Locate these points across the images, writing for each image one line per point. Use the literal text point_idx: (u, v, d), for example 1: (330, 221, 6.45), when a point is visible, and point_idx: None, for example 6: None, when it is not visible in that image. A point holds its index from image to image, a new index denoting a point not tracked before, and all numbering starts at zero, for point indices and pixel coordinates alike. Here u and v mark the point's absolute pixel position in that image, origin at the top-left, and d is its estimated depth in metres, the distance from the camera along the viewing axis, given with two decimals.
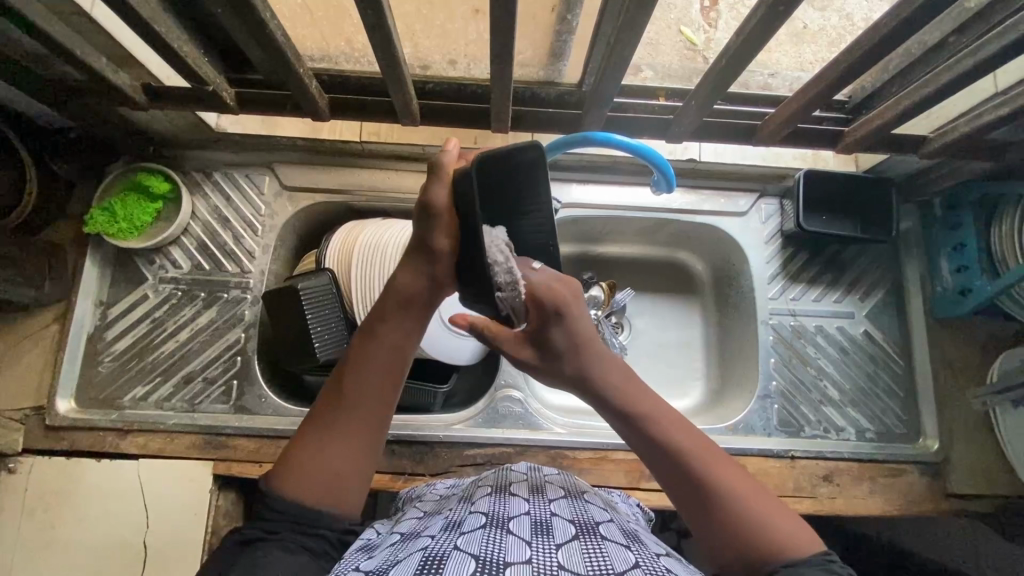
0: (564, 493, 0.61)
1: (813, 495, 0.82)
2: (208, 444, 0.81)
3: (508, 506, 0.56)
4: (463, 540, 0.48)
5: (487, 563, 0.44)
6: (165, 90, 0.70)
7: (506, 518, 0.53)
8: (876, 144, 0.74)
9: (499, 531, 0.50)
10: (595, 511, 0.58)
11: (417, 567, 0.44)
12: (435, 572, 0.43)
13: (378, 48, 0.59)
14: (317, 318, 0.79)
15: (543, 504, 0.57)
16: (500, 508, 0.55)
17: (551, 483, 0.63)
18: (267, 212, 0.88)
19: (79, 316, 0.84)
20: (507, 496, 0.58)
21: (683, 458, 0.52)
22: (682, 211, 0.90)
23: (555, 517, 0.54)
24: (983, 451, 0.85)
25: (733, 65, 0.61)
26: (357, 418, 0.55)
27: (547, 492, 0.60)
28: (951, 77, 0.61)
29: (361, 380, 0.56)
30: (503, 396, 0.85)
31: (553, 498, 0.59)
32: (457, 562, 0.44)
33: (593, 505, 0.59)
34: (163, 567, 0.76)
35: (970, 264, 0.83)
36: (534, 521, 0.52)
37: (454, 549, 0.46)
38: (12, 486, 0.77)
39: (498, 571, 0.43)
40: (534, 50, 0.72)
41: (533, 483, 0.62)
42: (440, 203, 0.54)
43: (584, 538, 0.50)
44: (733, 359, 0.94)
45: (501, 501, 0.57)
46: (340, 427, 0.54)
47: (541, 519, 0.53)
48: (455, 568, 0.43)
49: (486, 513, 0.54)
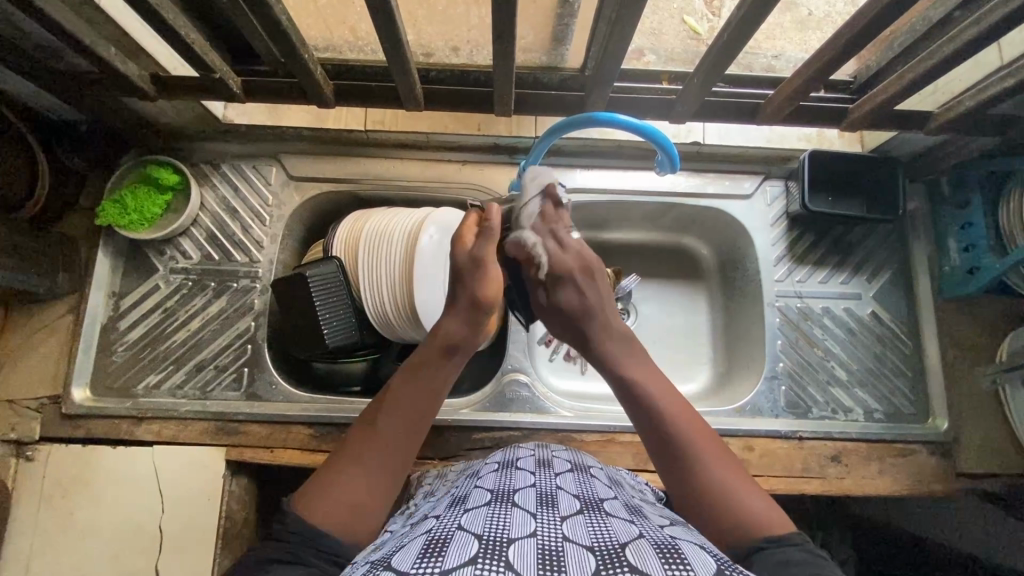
0: (569, 467, 0.62)
1: (822, 475, 0.82)
2: (220, 431, 0.83)
3: (513, 480, 0.57)
4: (467, 519, 0.48)
5: (490, 541, 0.44)
6: (172, 81, 0.71)
7: (510, 493, 0.53)
8: (882, 121, 0.73)
9: (503, 507, 0.50)
10: (601, 486, 0.58)
11: (420, 548, 0.45)
12: (439, 553, 0.43)
13: (382, 33, 0.59)
14: (326, 304, 0.80)
15: (548, 478, 0.58)
16: (505, 483, 0.56)
17: (557, 458, 0.64)
18: (275, 202, 0.89)
19: (93, 306, 0.85)
20: (513, 470, 0.59)
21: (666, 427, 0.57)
22: (687, 194, 0.90)
23: (560, 491, 0.55)
24: (994, 429, 0.85)
25: (733, 45, 0.61)
26: (386, 453, 0.57)
27: (552, 466, 0.61)
28: (953, 49, 0.60)
29: (396, 421, 0.59)
30: (510, 380, 0.86)
31: (559, 471, 0.60)
32: (460, 541, 0.44)
33: (598, 480, 0.60)
34: (179, 551, 0.77)
35: (978, 242, 0.83)
36: (539, 495, 0.53)
37: (457, 529, 0.47)
38: (33, 473, 0.79)
39: (501, 548, 0.43)
40: (536, 35, 0.73)
41: (539, 458, 0.63)
42: (483, 253, 0.63)
43: (589, 512, 0.51)
44: (739, 343, 0.94)
45: (505, 476, 0.58)
46: (369, 458, 0.56)
47: (546, 492, 0.54)
48: (458, 548, 0.44)
49: (491, 489, 0.54)
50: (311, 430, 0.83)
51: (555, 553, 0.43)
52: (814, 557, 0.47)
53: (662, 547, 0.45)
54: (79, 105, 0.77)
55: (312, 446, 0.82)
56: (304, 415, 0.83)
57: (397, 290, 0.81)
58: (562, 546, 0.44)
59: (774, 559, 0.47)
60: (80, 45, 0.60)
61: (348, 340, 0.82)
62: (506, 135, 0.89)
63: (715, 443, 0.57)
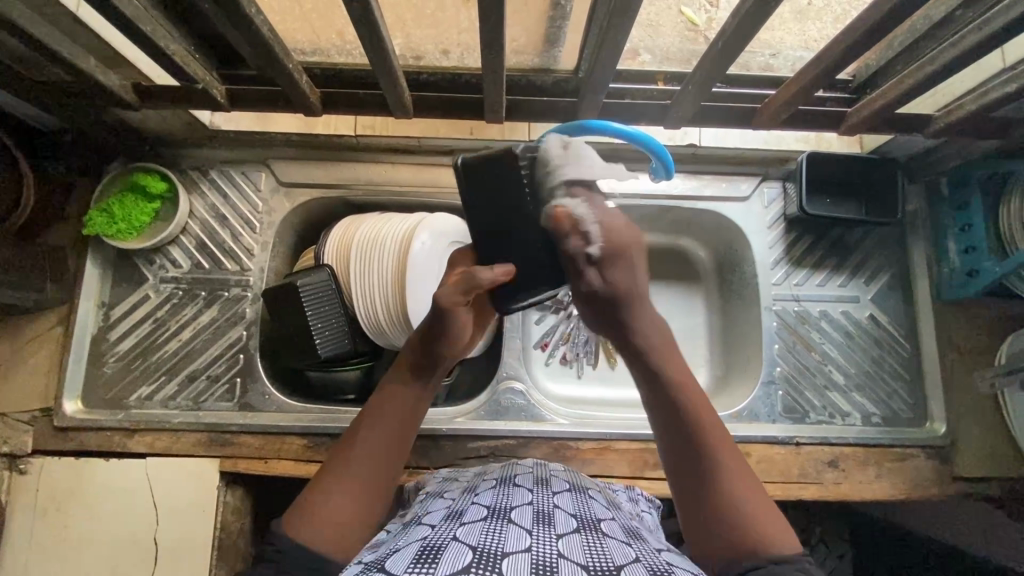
0: (568, 486, 0.61)
1: (819, 480, 0.82)
2: (215, 442, 0.82)
3: (511, 497, 0.56)
4: (463, 531, 0.48)
5: (485, 554, 0.44)
6: (154, 90, 0.69)
7: (508, 509, 0.53)
8: (882, 124, 0.72)
9: (499, 522, 0.50)
10: (598, 507, 0.58)
11: (414, 553, 0.44)
12: (432, 561, 0.43)
13: (367, 41, 0.58)
14: (317, 315, 0.80)
15: (546, 496, 0.57)
16: (502, 500, 0.55)
17: (555, 477, 0.63)
18: (265, 209, 0.88)
19: (83, 317, 0.84)
20: (512, 487, 0.59)
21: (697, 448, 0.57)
22: (683, 197, 0.89)
23: (558, 509, 0.54)
24: (991, 433, 0.84)
25: (731, 49, 0.59)
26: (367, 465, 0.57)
27: (551, 485, 0.60)
28: (957, 53, 0.58)
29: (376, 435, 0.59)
30: (505, 387, 0.85)
31: (558, 490, 0.59)
32: (454, 551, 0.44)
33: (597, 501, 0.59)
34: (173, 564, 0.77)
35: (978, 244, 0.81)
36: (536, 513, 0.53)
37: (452, 539, 0.46)
38: (24, 486, 0.78)
39: (496, 562, 0.43)
40: (528, 37, 0.71)
41: (538, 476, 0.63)
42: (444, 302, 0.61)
43: (586, 532, 0.50)
44: (736, 347, 0.94)
45: (504, 493, 0.57)
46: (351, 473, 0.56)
47: (544, 510, 0.54)
48: (452, 557, 0.43)
49: (489, 505, 0.54)
50: (305, 440, 0.82)
51: (548, 569, 0.43)
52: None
53: (656, 572, 0.45)
54: (61, 114, 0.75)
55: (307, 457, 0.82)
56: (297, 426, 0.82)
57: (390, 297, 0.80)
58: (556, 563, 0.44)
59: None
60: (57, 57, 0.59)
61: (341, 349, 0.81)
62: (499, 139, 0.88)
63: (740, 462, 0.57)
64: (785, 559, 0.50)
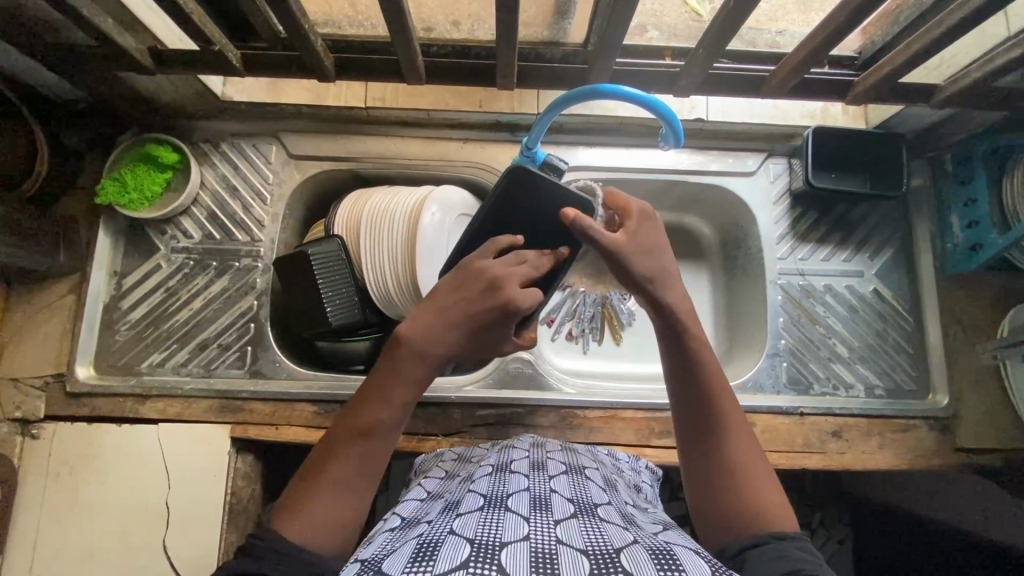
0: (565, 469, 0.62)
1: (823, 450, 0.83)
2: (225, 408, 0.83)
3: (507, 484, 0.57)
4: (460, 523, 0.48)
5: (483, 545, 0.44)
6: (171, 56, 0.70)
7: (503, 497, 0.53)
8: (888, 94, 0.73)
9: (496, 511, 0.50)
10: (595, 491, 0.58)
11: (412, 551, 0.44)
12: (430, 556, 0.42)
13: (384, 4, 0.59)
14: (328, 283, 0.80)
15: (542, 481, 0.58)
16: (498, 488, 0.56)
17: (551, 460, 0.64)
18: (276, 181, 0.89)
19: (94, 287, 0.85)
20: (507, 474, 0.60)
21: (715, 418, 0.58)
22: (690, 171, 0.89)
23: (554, 494, 0.55)
24: (993, 405, 0.85)
25: (737, 17, 0.60)
26: (361, 465, 0.54)
27: (547, 469, 0.61)
28: (963, 16, 0.59)
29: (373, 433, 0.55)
30: (513, 357, 0.86)
31: (554, 474, 0.60)
32: (451, 545, 0.44)
33: (592, 484, 0.60)
34: (184, 529, 0.77)
35: (982, 218, 0.82)
36: (533, 499, 0.53)
37: (450, 533, 0.46)
38: (38, 451, 0.79)
39: (495, 551, 0.43)
40: (538, 8, 0.73)
41: (533, 460, 0.63)
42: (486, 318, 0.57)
43: (582, 517, 0.51)
44: (740, 322, 0.95)
45: (500, 480, 0.58)
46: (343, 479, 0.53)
47: (540, 495, 0.54)
48: (450, 550, 0.43)
49: (485, 494, 0.55)
50: (315, 407, 0.83)
51: (548, 557, 0.43)
52: (812, 556, 0.48)
53: (655, 551, 0.45)
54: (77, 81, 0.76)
55: (316, 424, 0.83)
56: (307, 393, 0.83)
57: (400, 270, 0.81)
58: (555, 549, 0.44)
59: (771, 555, 0.48)
60: (77, 15, 0.60)
61: (351, 319, 0.82)
62: (508, 112, 0.89)
63: (749, 430, 0.58)
64: (784, 536, 0.50)
